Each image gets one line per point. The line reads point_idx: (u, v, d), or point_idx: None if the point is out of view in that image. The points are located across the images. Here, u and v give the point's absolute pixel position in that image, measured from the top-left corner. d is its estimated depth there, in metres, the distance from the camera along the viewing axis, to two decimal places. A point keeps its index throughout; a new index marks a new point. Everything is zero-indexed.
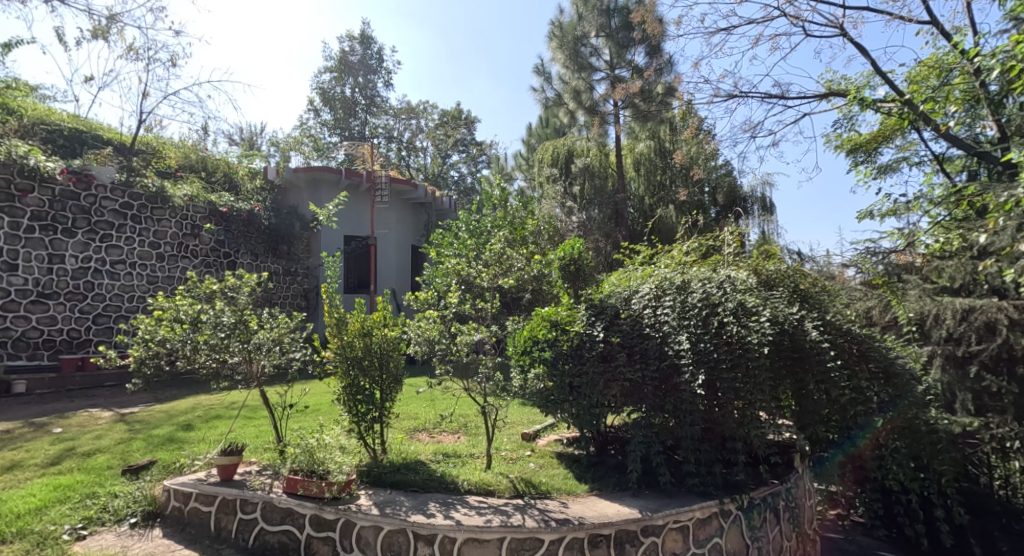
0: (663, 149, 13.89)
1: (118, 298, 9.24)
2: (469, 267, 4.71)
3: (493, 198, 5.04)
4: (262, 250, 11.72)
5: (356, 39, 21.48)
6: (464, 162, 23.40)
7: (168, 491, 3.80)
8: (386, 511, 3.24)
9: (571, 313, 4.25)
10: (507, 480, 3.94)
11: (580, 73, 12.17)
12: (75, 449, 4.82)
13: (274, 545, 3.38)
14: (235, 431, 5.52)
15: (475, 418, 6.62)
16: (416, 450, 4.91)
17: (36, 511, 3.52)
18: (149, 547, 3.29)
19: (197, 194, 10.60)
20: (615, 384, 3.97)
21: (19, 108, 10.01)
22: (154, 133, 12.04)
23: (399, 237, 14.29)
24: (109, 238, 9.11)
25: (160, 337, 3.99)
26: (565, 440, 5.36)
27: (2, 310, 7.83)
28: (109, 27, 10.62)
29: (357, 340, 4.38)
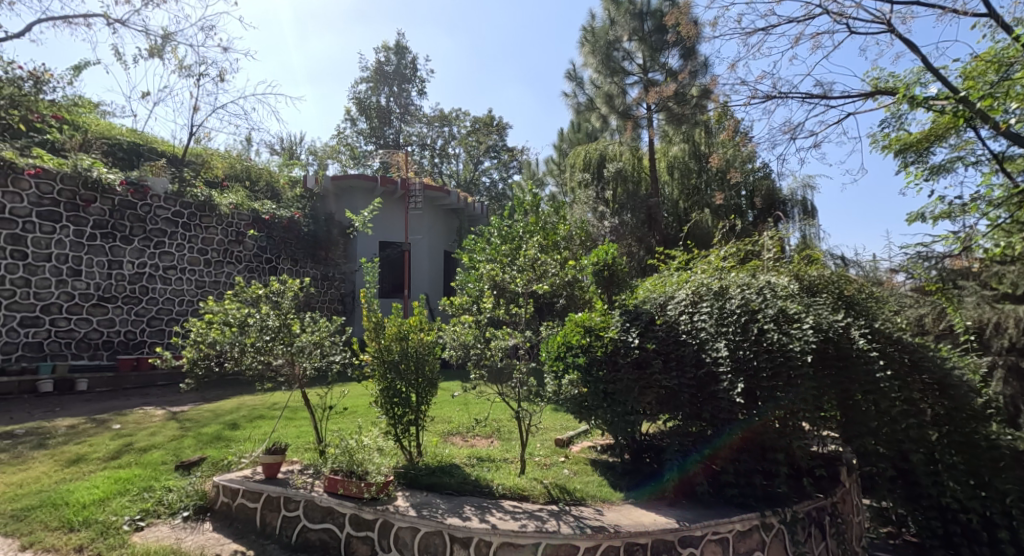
0: (698, 152, 13.64)
1: (170, 302, 9.74)
2: (504, 272, 4.71)
3: (524, 203, 4.97)
4: (301, 256, 12.10)
5: (391, 48, 21.96)
6: (495, 168, 23.55)
7: (216, 487, 3.97)
8: (423, 513, 3.29)
9: (605, 319, 4.18)
10: (542, 486, 3.94)
11: (613, 77, 12.11)
12: (133, 444, 5.12)
13: (315, 543, 3.48)
14: (278, 431, 5.72)
15: (509, 423, 6.65)
16: (450, 453, 4.97)
17: (99, 502, 3.75)
18: (200, 541, 3.45)
19: (242, 202, 11.09)
20: (651, 391, 3.91)
21: (84, 124, 10.75)
22: (204, 144, 12.69)
23: (432, 243, 14.50)
24: (162, 245, 9.62)
25: (211, 339, 4.18)
26: (599, 447, 5.32)
27: (67, 313, 8.36)
28: (164, 46, 11.29)
29: (394, 344, 4.48)
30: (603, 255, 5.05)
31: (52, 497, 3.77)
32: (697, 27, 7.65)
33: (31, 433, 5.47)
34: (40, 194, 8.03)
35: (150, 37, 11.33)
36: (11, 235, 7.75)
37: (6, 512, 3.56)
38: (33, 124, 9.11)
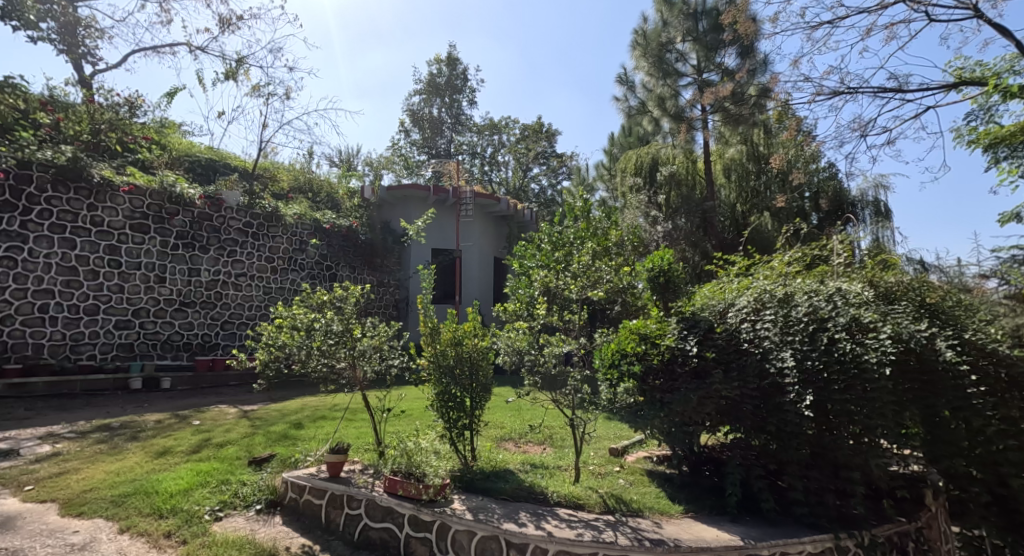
0: (757, 153, 13.09)
1: (241, 306, 10.41)
2: (557, 278, 4.68)
3: (575, 209, 4.93)
4: (359, 263, 12.62)
5: (443, 61, 22.52)
6: (545, 174, 23.48)
7: (285, 482, 4.20)
8: (480, 517, 3.33)
9: (661, 326, 4.08)
10: (597, 495, 3.89)
11: (666, 79, 11.87)
12: (210, 439, 5.50)
13: (376, 541, 3.60)
14: (340, 431, 5.98)
15: (563, 430, 6.61)
16: (504, 458, 5.01)
17: (184, 492, 4.06)
18: (272, 533, 3.66)
19: (305, 213, 11.70)
20: (711, 402, 3.77)
21: (169, 144, 11.74)
22: (271, 159, 13.51)
23: (482, 250, 14.66)
24: (235, 254, 10.31)
25: (280, 343, 4.42)
26: (655, 458, 5.20)
27: (154, 316, 9.11)
28: (238, 69, 12.18)
29: (449, 349, 4.58)
30: (658, 261, 4.96)
31: (144, 486, 4.12)
32: (755, 25, 7.36)
33: (125, 426, 6.00)
34: (132, 208, 8.82)
35: (226, 61, 12.25)
36: (108, 246, 8.55)
37: (106, 497, 3.93)
38: (127, 145, 10.05)
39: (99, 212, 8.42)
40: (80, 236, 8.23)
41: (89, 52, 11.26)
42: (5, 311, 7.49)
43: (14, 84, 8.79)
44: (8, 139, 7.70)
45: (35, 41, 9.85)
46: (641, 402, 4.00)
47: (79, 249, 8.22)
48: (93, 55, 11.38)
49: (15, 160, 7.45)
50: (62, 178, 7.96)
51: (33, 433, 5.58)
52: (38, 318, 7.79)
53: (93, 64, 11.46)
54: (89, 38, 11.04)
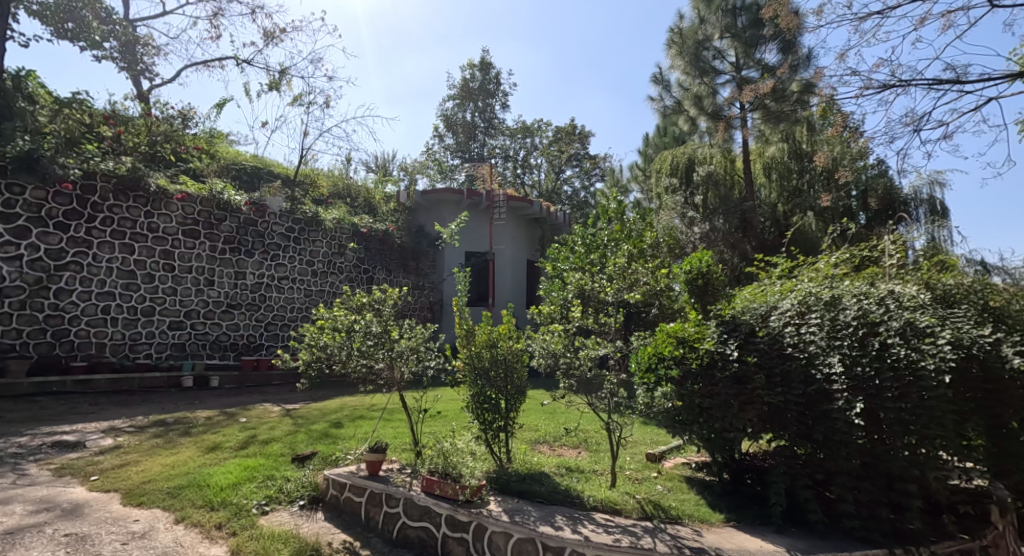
0: (799, 151, 12.66)
1: (283, 309, 10.79)
2: (592, 281, 4.63)
3: (609, 211, 4.88)
4: (395, 266, 12.89)
5: (476, 66, 22.77)
6: (578, 176, 23.30)
7: (326, 479, 4.32)
8: (516, 519, 3.33)
9: (700, 329, 3.98)
10: (634, 500, 3.84)
11: (703, 77, 11.62)
12: (256, 436, 5.72)
13: (414, 540, 3.65)
14: (378, 431, 6.11)
15: (599, 434, 6.54)
16: (539, 461, 5.01)
17: (233, 486, 4.24)
18: (315, 529, 3.77)
19: (343, 218, 12.05)
20: (754, 408, 3.68)
21: (218, 153, 12.31)
22: (312, 166, 13.98)
23: (515, 253, 14.69)
24: (278, 258, 10.70)
25: (322, 343, 4.56)
26: (694, 464, 5.08)
27: (204, 318, 9.56)
28: (281, 80, 12.68)
29: (484, 352, 4.61)
30: (696, 263, 4.86)
31: (196, 479, 4.32)
32: (798, 19, 7.12)
33: (178, 422, 6.32)
34: (185, 215, 9.29)
35: (270, 73, 12.79)
36: (163, 251, 9.04)
37: (162, 489, 4.14)
38: (180, 155, 10.61)
39: (155, 219, 8.91)
40: (138, 242, 8.73)
41: (146, 68, 11.96)
42: (72, 312, 8.00)
43: (80, 100, 9.30)
44: (76, 152, 8.26)
45: (100, 60, 10.53)
46: (679, 406, 3.93)
47: (138, 255, 8.72)
48: (150, 71, 12.09)
49: (82, 171, 7.98)
50: (122, 187, 8.47)
51: (97, 426, 5.95)
52: (101, 319, 8.30)
53: (150, 79, 12.17)
54: (146, 55, 11.74)
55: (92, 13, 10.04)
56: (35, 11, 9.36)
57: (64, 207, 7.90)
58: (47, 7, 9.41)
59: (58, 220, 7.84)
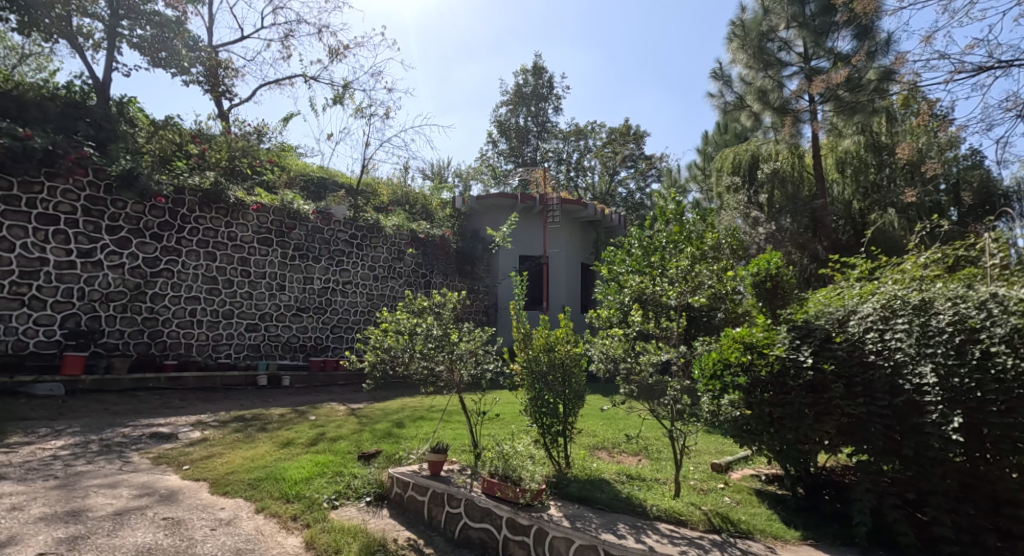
0: (878, 144, 11.75)
1: (347, 312, 11.30)
2: (653, 284, 4.53)
3: (667, 212, 4.72)
4: (451, 270, 13.19)
5: (529, 71, 22.92)
6: (633, 177, 22.81)
7: (391, 478, 4.46)
8: (577, 525, 3.29)
9: (769, 334, 3.73)
10: (700, 512, 3.69)
11: (768, 70, 11.05)
12: (324, 434, 6.01)
13: (476, 541, 3.70)
14: (438, 432, 6.25)
15: (660, 442, 6.36)
16: (598, 467, 4.93)
17: (306, 480, 4.48)
18: (381, 525, 3.91)
19: (402, 224, 12.46)
20: (831, 419, 3.46)
21: (288, 166, 13.11)
22: (372, 175, 14.56)
23: (570, 256, 14.60)
24: (342, 263, 11.22)
25: (386, 346, 4.73)
26: (764, 476, 4.83)
27: (276, 320, 10.18)
28: (345, 95, 13.33)
29: (542, 355, 4.62)
30: (763, 264, 4.61)
31: (273, 472, 4.60)
32: (876, 0, 6.61)
33: (255, 418, 6.75)
34: (260, 224, 9.94)
35: (335, 88, 13.49)
36: (241, 258, 9.71)
37: (244, 480, 4.44)
38: (256, 168, 11.38)
39: (234, 229, 9.59)
40: (220, 250, 9.43)
41: (226, 89, 12.95)
42: (165, 315, 8.75)
43: (171, 122, 10.30)
44: (168, 169, 9.06)
45: (187, 84, 11.54)
46: (748, 416, 3.78)
47: (220, 262, 9.41)
48: (229, 92, 13.08)
49: (172, 186, 8.74)
50: (206, 200, 9.18)
51: (187, 419, 6.48)
52: (189, 321, 9.02)
53: (230, 100, 13.19)
54: (226, 77, 12.72)
55: (181, 41, 10.97)
56: (134, 43, 10.38)
57: (158, 220, 8.67)
58: (144, 38, 10.42)
59: (153, 231, 8.62)
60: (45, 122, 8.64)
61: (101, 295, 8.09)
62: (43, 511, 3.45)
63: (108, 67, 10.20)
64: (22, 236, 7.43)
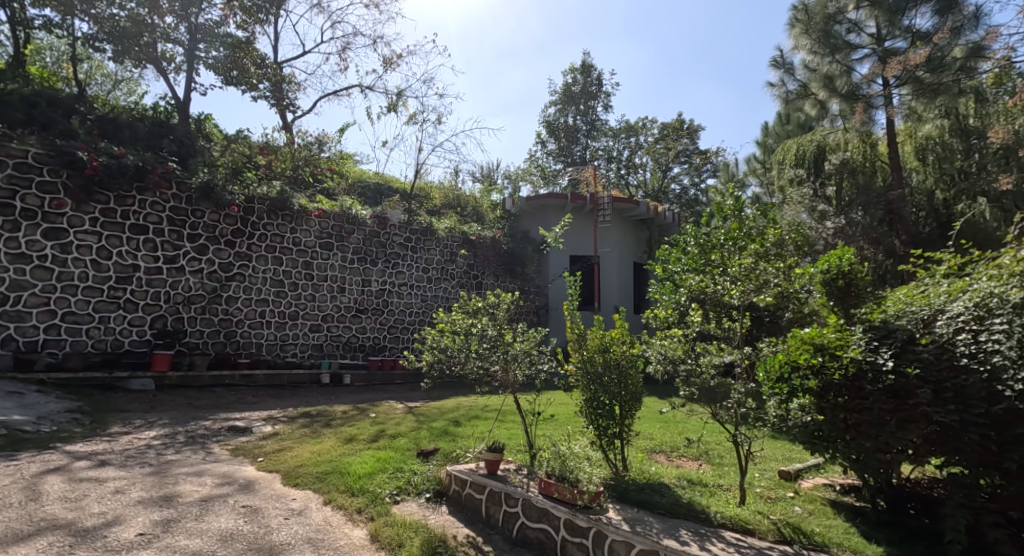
0: (964, 128, 10.75)
1: (403, 312, 11.65)
2: (714, 282, 4.36)
3: (724, 208, 4.60)
4: (502, 271, 13.32)
5: (578, 69, 22.74)
6: (687, 173, 22.07)
7: (449, 475, 4.55)
8: (637, 530, 3.21)
9: (842, 335, 3.50)
10: (769, 521, 3.51)
11: (835, 55, 10.37)
12: (384, 431, 6.21)
13: (534, 541, 3.69)
14: (493, 431, 6.31)
15: (722, 447, 6.12)
16: (657, 471, 4.81)
17: (369, 475, 4.65)
18: (441, 521, 4.00)
19: (454, 227, 12.74)
20: (916, 427, 3.17)
21: (347, 173, 13.69)
22: (425, 179, 14.93)
23: (622, 256, 14.34)
24: (397, 266, 11.57)
25: (444, 346, 4.82)
26: (838, 486, 4.54)
27: (338, 321, 10.65)
28: (399, 102, 13.77)
29: (597, 356, 4.55)
30: (835, 261, 4.38)
31: (338, 467, 4.81)
32: None
33: (320, 414, 7.09)
34: (321, 229, 10.43)
35: (389, 96, 13.96)
36: (305, 262, 10.22)
37: (312, 473, 4.68)
38: (317, 177, 11.95)
39: (298, 234, 10.11)
40: (286, 255, 9.97)
41: (290, 103, 13.70)
42: (238, 316, 9.34)
43: (242, 135, 11.04)
44: (239, 180, 9.70)
45: (256, 100, 12.31)
46: (819, 422, 3.55)
47: (286, 266, 9.96)
48: (293, 105, 13.82)
49: (244, 196, 9.36)
50: (273, 208, 9.75)
51: (259, 415, 6.90)
52: (259, 322, 9.59)
53: (293, 112, 13.94)
54: (289, 91, 13.45)
55: (250, 60, 11.70)
56: (210, 64, 11.20)
57: (231, 228, 9.29)
58: (219, 59, 11.22)
59: (227, 239, 9.24)
60: (135, 141, 9.48)
61: (183, 298, 8.76)
62: (141, 495, 3.78)
63: (187, 87, 11.06)
64: (117, 245, 8.17)
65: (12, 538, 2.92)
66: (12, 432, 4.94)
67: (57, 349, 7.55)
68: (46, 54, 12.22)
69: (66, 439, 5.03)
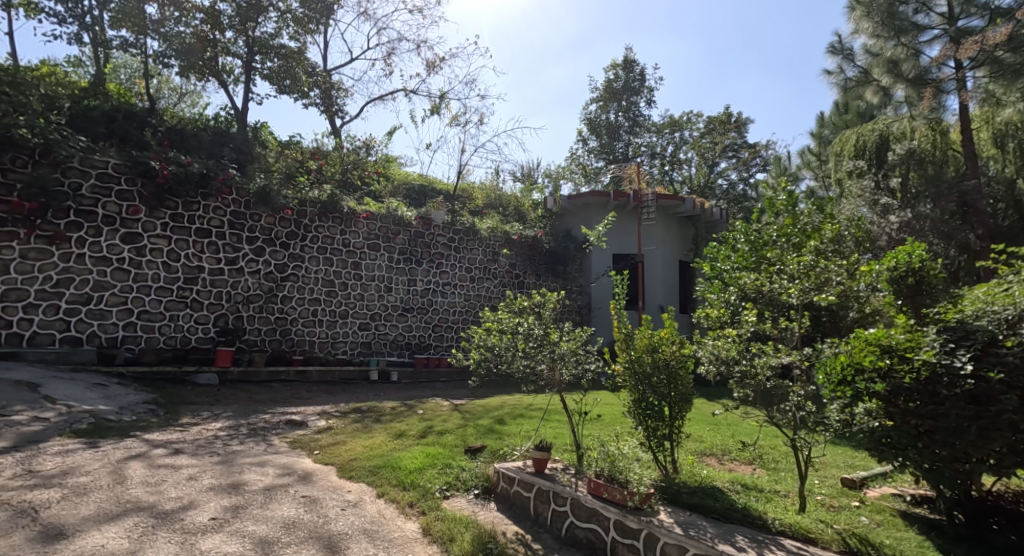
0: None
1: (447, 311, 11.84)
2: (771, 282, 4.17)
3: (776, 204, 4.70)
4: (544, 270, 13.32)
5: (620, 65, 22.36)
6: (735, 168, 21.33)
7: (496, 472, 4.60)
8: (691, 534, 3.12)
9: (913, 337, 3.24)
10: (833, 531, 3.33)
11: (900, 38, 9.72)
12: (432, 427, 6.34)
13: (583, 541, 3.66)
14: (540, 430, 6.32)
15: (778, 452, 5.89)
16: (709, 475, 4.68)
17: (419, 470, 4.76)
18: (490, 517, 4.04)
19: (496, 226, 12.84)
20: (999, 436, 2.96)
21: (392, 175, 14.07)
22: (467, 180, 15.13)
23: (666, 254, 14.03)
24: (441, 265, 11.77)
25: (491, 344, 4.85)
26: (909, 497, 4.27)
27: (385, 320, 10.95)
28: (442, 105, 14.02)
29: (645, 356, 4.46)
30: (904, 258, 4.18)
31: (390, 461, 4.94)
32: None
33: (371, 410, 7.32)
34: (369, 231, 10.77)
35: (432, 99, 14.25)
36: (353, 262, 10.56)
37: (365, 467, 4.83)
38: (365, 180, 12.32)
39: (348, 236, 10.48)
40: (336, 256, 10.34)
41: (339, 109, 14.19)
42: (293, 315, 9.77)
43: (295, 142, 11.66)
44: (293, 185, 10.16)
45: (307, 107, 12.83)
46: (887, 427, 3.38)
47: (336, 267, 10.32)
48: (341, 111, 14.31)
49: (297, 199, 9.80)
50: (324, 211, 10.13)
51: (314, 410, 7.19)
52: (313, 321, 10.00)
53: (342, 118, 14.44)
54: (337, 97, 13.93)
55: (302, 69, 12.19)
56: (265, 74, 11.76)
57: (286, 230, 9.73)
58: (273, 70, 11.77)
59: (282, 241, 9.69)
60: (200, 149, 10.18)
61: (243, 298, 9.23)
62: (211, 482, 4.02)
63: (245, 98, 11.67)
64: (185, 248, 8.71)
65: (103, 518, 3.18)
66: (98, 421, 5.36)
67: (134, 345, 8.13)
68: (121, 71, 13.17)
69: (144, 428, 5.41)
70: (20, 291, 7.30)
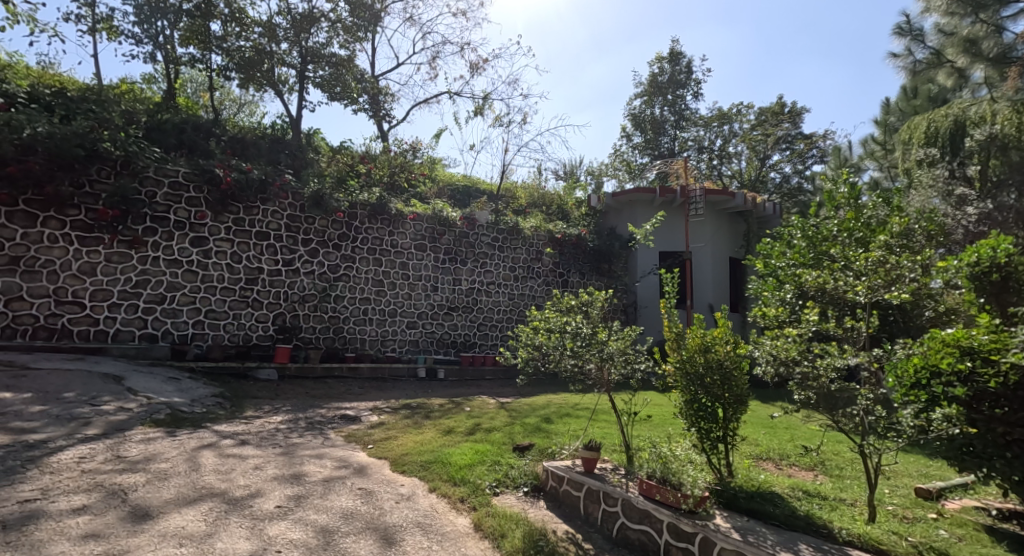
0: None
1: (491, 310, 11.94)
2: (835, 279, 3.92)
3: (837, 197, 4.48)
4: (588, 269, 13.18)
5: (665, 58, 21.78)
6: (789, 160, 20.41)
7: (546, 471, 4.60)
8: (749, 540, 3.00)
9: (999, 337, 2.93)
10: (907, 544, 3.13)
11: (979, 14, 8.96)
12: (480, 425, 6.42)
13: (635, 542, 3.60)
14: (587, 429, 6.27)
15: (842, 459, 5.58)
16: (767, 480, 4.50)
17: (469, 466, 4.83)
18: (540, 515, 4.05)
19: (540, 225, 12.81)
20: None
21: (437, 176, 14.34)
22: (510, 180, 15.21)
23: (717, 251, 13.57)
24: (485, 264, 11.88)
25: (539, 343, 4.85)
26: (994, 511, 3.94)
27: (432, 318, 11.17)
28: (486, 105, 14.16)
29: (697, 356, 4.32)
30: (986, 253, 3.77)
31: (440, 457, 5.04)
32: None
33: (420, 406, 7.48)
34: (416, 232, 11.01)
35: (476, 100, 14.41)
36: (401, 262, 10.83)
37: (417, 461, 4.95)
38: (411, 182, 12.61)
39: (396, 237, 10.76)
40: (385, 257, 10.63)
41: (386, 113, 14.57)
42: (345, 314, 10.12)
43: (346, 147, 12.11)
44: (344, 188, 10.52)
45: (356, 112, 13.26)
46: (970, 436, 3.15)
47: (384, 267, 10.62)
48: (388, 115, 14.69)
49: (348, 202, 10.14)
50: (373, 213, 10.45)
51: (366, 405, 7.41)
52: (363, 319, 10.33)
53: (389, 122, 14.84)
54: (384, 102, 14.31)
55: (351, 76, 12.60)
56: (317, 82, 12.24)
57: (338, 232, 10.09)
58: (325, 78, 12.23)
59: (335, 242, 10.06)
60: (259, 156, 10.73)
61: (299, 297, 9.65)
62: (276, 472, 4.24)
63: (299, 106, 12.20)
64: (246, 250, 9.20)
65: (182, 501, 3.41)
66: (173, 412, 5.75)
67: (202, 342, 8.67)
68: (187, 85, 14.07)
69: (214, 420, 5.76)
70: (105, 291, 7.95)
